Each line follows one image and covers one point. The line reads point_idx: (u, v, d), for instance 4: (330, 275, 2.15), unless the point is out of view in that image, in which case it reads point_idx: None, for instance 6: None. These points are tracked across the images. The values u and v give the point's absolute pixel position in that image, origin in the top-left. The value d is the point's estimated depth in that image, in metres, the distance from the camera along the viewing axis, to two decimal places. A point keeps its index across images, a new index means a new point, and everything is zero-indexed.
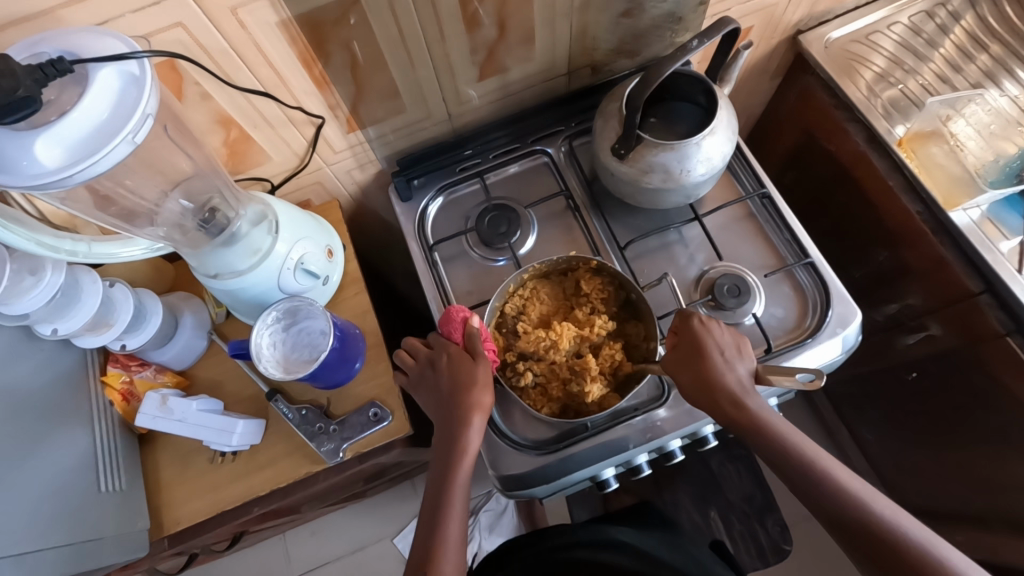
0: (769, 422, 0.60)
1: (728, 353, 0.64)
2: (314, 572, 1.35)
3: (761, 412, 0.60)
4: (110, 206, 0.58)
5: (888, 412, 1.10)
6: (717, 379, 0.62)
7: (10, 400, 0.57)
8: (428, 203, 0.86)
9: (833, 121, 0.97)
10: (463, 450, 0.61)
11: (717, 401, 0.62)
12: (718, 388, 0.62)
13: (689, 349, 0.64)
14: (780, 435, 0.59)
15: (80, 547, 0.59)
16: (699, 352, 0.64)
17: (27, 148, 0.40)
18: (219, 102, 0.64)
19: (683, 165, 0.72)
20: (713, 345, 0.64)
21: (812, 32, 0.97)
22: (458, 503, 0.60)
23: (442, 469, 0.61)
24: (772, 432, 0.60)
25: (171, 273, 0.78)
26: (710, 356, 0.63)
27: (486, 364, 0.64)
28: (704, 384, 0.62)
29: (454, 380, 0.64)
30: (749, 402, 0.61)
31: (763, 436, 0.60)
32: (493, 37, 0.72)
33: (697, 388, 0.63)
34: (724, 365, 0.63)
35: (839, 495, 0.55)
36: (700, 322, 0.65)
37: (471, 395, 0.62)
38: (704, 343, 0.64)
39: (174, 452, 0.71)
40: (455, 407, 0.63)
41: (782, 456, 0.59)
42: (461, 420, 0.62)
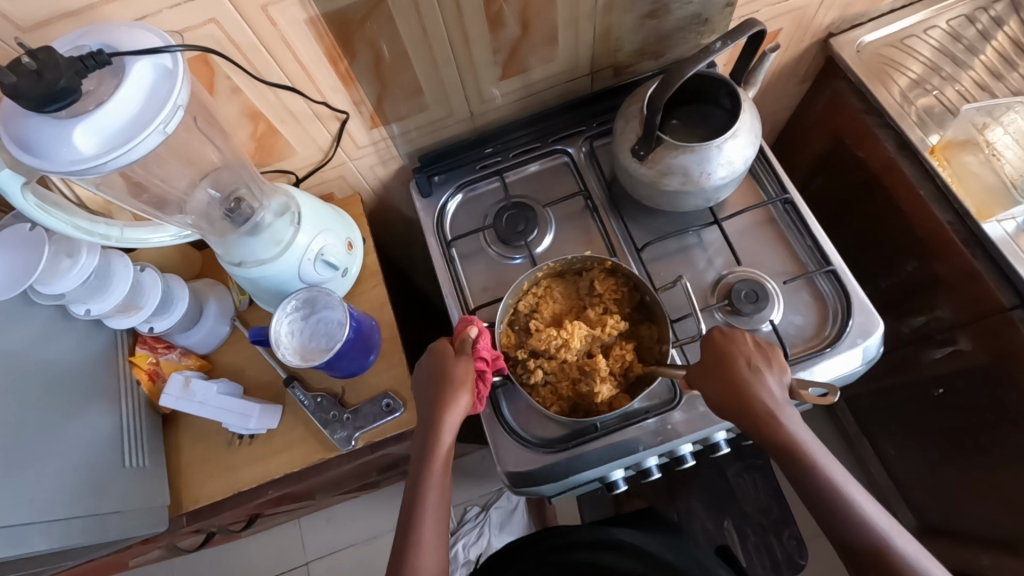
0: (800, 438, 0.59)
1: (761, 363, 0.62)
2: (327, 558, 1.38)
3: (794, 428, 0.59)
4: (142, 193, 0.61)
5: (913, 428, 1.07)
6: (748, 390, 0.60)
7: (45, 375, 0.60)
8: (447, 200, 0.87)
9: (864, 127, 0.95)
10: (434, 449, 0.63)
11: (746, 412, 0.60)
12: (748, 399, 0.60)
13: (719, 358, 0.63)
14: (803, 452, 0.58)
15: (104, 518, 0.61)
16: (729, 362, 0.62)
17: (66, 135, 0.43)
18: (248, 96, 0.66)
19: (703, 167, 0.71)
20: (743, 356, 0.62)
21: (844, 36, 0.95)
22: (431, 503, 0.61)
23: (416, 468, 0.63)
24: (798, 447, 0.59)
25: (199, 261, 0.81)
26: (741, 366, 0.62)
27: (466, 362, 0.64)
28: (733, 394, 0.61)
29: (433, 378, 0.65)
30: (779, 414, 0.60)
31: (789, 451, 0.59)
32: (516, 36, 0.73)
33: (727, 398, 0.61)
34: (755, 376, 0.61)
35: (855, 521, 0.55)
36: (728, 333, 0.64)
37: (445, 394, 0.63)
38: (733, 353, 0.63)
39: (195, 432, 0.74)
40: (431, 405, 0.64)
41: (804, 474, 0.58)
42: (437, 420, 0.63)
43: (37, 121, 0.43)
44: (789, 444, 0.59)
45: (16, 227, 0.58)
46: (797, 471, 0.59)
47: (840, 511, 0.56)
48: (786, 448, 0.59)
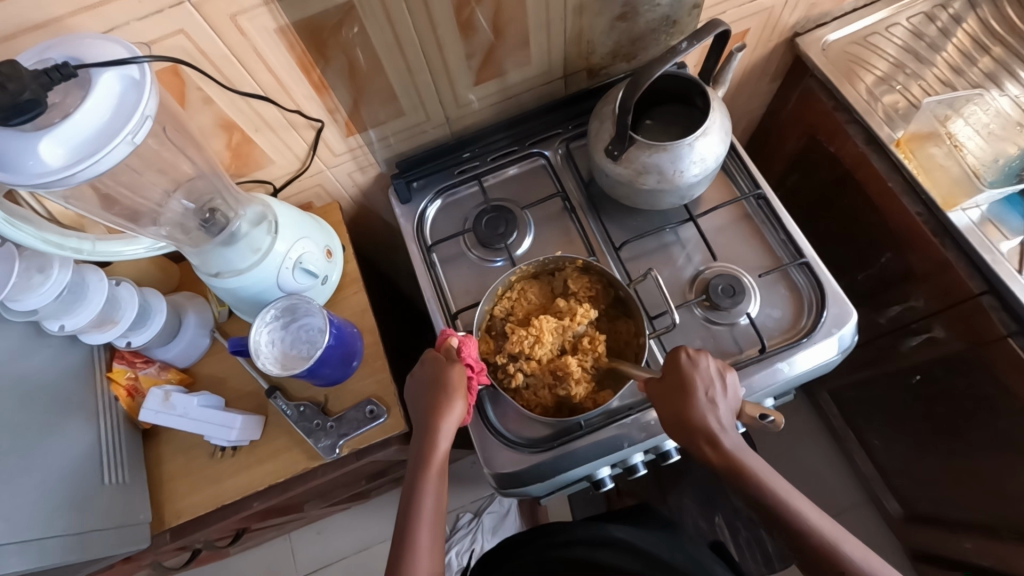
0: (744, 461, 0.60)
1: (712, 388, 0.62)
2: (319, 572, 1.36)
3: (739, 453, 0.60)
4: (114, 206, 0.60)
5: (894, 416, 1.09)
6: (696, 418, 0.61)
7: (18, 393, 0.59)
8: (427, 205, 0.87)
9: (834, 123, 0.97)
10: (432, 455, 0.63)
11: (693, 437, 0.61)
12: (696, 426, 0.61)
13: (672, 384, 0.62)
14: (749, 467, 0.59)
15: (83, 537, 0.60)
16: (681, 388, 0.62)
17: (33, 148, 0.42)
18: (221, 106, 0.66)
19: (676, 165, 0.72)
20: (696, 382, 0.62)
21: (810, 35, 0.97)
22: (428, 508, 0.61)
23: (412, 474, 0.63)
24: (744, 468, 0.60)
25: (177, 273, 0.80)
26: (692, 393, 0.62)
27: (459, 367, 0.65)
28: (682, 420, 0.61)
29: (427, 385, 0.65)
30: (725, 439, 0.61)
31: (735, 471, 0.60)
32: (488, 41, 0.74)
33: (675, 423, 0.62)
34: (705, 402, 0.61)
35: (802, 530, 0.56)
36: (683, 357, 0.63)
37: (440, 400, 0.63)
38: (686, 380, 0.62)
39: (177, 447, 0.73)
40: (426, 412, 0.64)
41: (750, 491, 0.59)
42: (433, 425, 0.63)
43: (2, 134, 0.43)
44: (735, 463, 0.60)
45: None
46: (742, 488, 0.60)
47: (787, 523, 0.57)
48: (731, 469, 0.60)
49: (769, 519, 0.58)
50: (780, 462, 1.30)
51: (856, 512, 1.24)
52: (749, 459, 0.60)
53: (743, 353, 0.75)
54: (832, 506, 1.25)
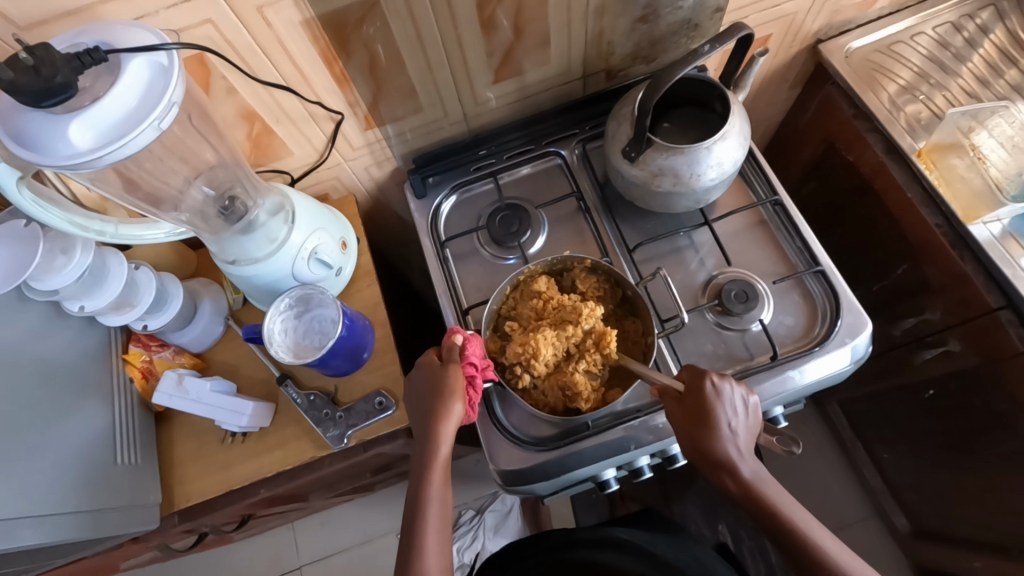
0: (762, 490, 0.61)
1: (736, 412, 0.63)
2: (321, 562, 1.38)
3: (758, 482, 0.61)
4: (137, 190, 0.61)
5: (904, 430, 1.07)
6: (719, 441, 0.61)
7: (38, 370, 0.61)
8: (442, 200, 0.87)
9: (853, 131, 0.96)
10: (433, 459, 0.62)
11: (715, 458, 0.62)
12: (717, 448, 0.61)
13: (698, 405, 0.62)
14: (766, 491, 0.61)
15: (95, 515, 0.61)
16: (708, 411, 0.62)
17: (63, 131, 0.43)
18: (244, 96, 0.67)
19: (693, 169, 0.72)
20: (722, 406, 0.62)
21: (832, 42, 0.96)
22: (433, 511, 0.61)
23: (415, 479, 0.63)
24: (763, 493, 0.61)
25: (194, 260, 0.82)
26: (717, 416, 0.62)
27: (456, 370, 0.64)
28: (704, 441, 0.62)
29: (426, 389, 0.65)
30: (743, 462, 0.62)
31: (754, 494, 0.61)
32: (509, 39, 0.74)
33: (697, 443, 0.62)
34: (730, 426, 0.62)
35: (816, 560, 0.56)
36: (711, 378, 0.63)
37: (437, 404, 0.63)
38: (712, 403, 0.62)
39: (188, 431, 0.74)
40: (426, 417, 0.64)
41: (766, 516, 0.60)
42: (433, 430, 0.63)
43: (33, 115, 0.44)
44: (754, 487, 0.61)
45: (11, 223, 0.59)
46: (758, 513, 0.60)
47: (803, 551, 0.57)
48: (748, 493, 0.61)
49: (783, 545, 0.59)
50: (786, 472, 1.29)
51: (862, 526, 1.22)
52: (766, 483, 0.61)
53: (755, 359, 0.74)
54: (838, 518, 1.24)
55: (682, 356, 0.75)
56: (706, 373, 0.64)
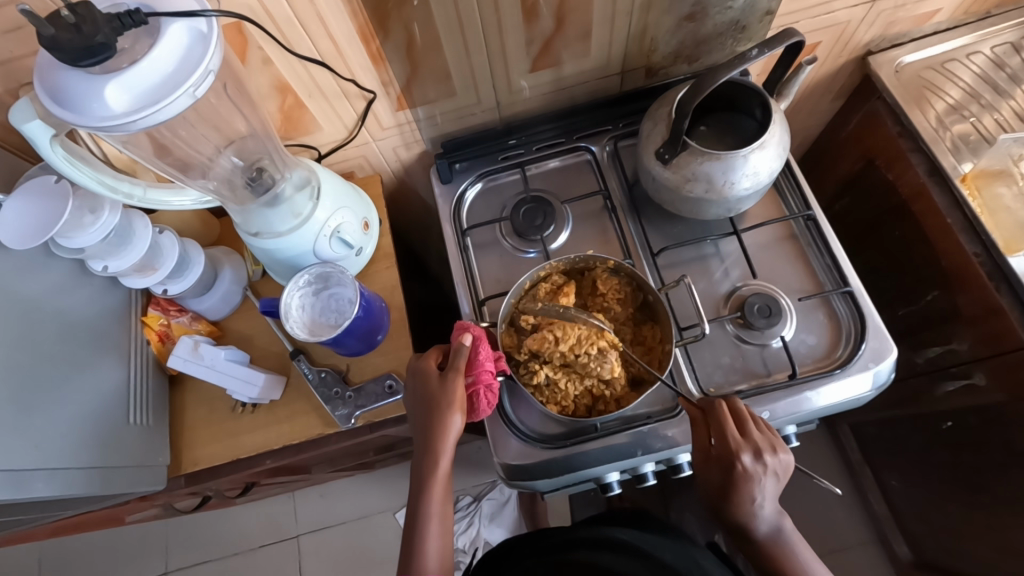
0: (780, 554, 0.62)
1: (769, 485, 0.61)
2: (318, 534, 1.40)
3: (778, 546, 0.62)
4: (167, 154, 0.61)
5: (916, 460, 1.05)
6: (747, 514, 0.61)
7: (60, 326, 0.61)
8: (467, 188, 0.87)
9: (896, 149, 0.93)
10: (433, 473, 0.62)
11: (740, 522, 0.62)
12: (741, 517, 0.61)
13: (726, 481, 0.61)
14: (791, 548, 0.62)
15: (106, 472, 0.62)
16: (738, 488, 0.60)
17: (99, 90, 0.43)
18: (279, 68, 0.66)
19: (728, 176, 0.70)
20: (755, 484, 0.60)
21: (883, 54, 0.93)
22: (433, 527, 0.61)
23: (414, 492, 0.62)
24: (788, 555, 0.62)
25: (217, 228, 0.82)
26: (746, 494, 0.60)
27: (457, 383, 0.62)
28: (730, 508, 0.61)
29: (423, 401, 0.63)
30: (769, 524, 0.62)
31: (779, 553, 0.62)
32: (550, 29, 0.72)
33: (721, 505, 0.62)
34: (759, 499, 0.61)
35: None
36: (746, 453, 0.60)
37: (436, 419, 0.62)
38: (744, 483, 0.60)
39: (200, 396, 0.75)
40: (425, 431, 0.62)
41: None
42: (435, 447, 0.62)
43: (71, 73, 0.44)
44: (780, 545, 0.62)
45: (41, 179, 0.59)
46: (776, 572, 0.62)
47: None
48: (772, 554, 0.62)
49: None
50: (790, 490, 1.28)
51: (862, 549, 1.21)
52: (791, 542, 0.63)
53: (772, 376, 0.73)
54: (839, 539, 1.22)
55: (698, 366, 0.74)
56: (740, 448, 0.60)
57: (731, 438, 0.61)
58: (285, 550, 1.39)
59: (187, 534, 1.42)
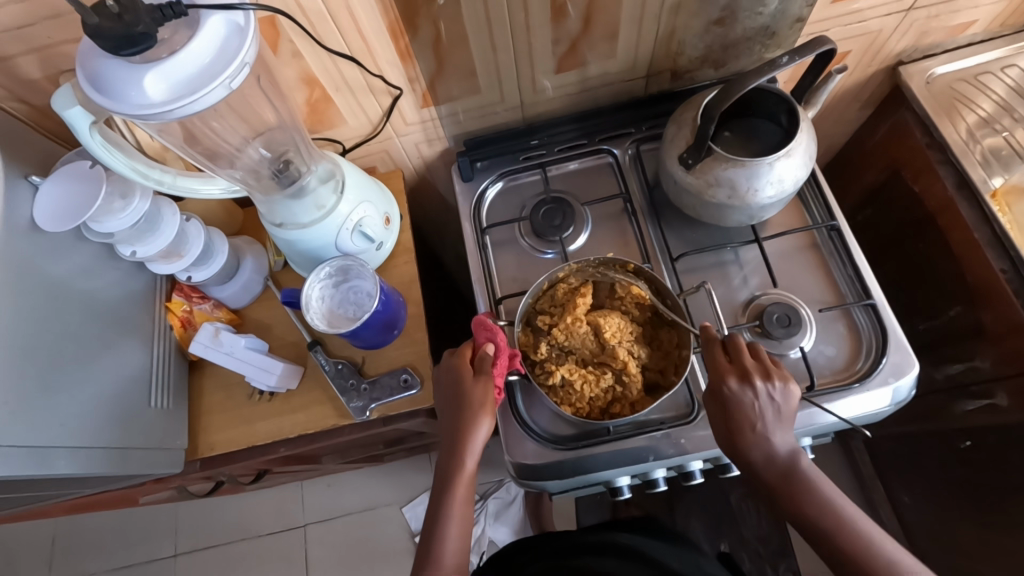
0: (802, 497, 0.57)
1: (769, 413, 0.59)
2: (325, 523, 1.41)
3: (797, 487, 0.58)
4: (197, 144, 0.62)
5: (930, 477, 1.03)
6: (750, 447, 0.59)
7: (89, 307, 0.63)
8: (487, 186, 0.87)
9: (923, 161, 0.91)
10: (458, 472, 0.62)
11: (755, 461, 0.60)
12: (749, 453, 0.59)
13: (727, 411, 0.60)
14: (812, 488, 0.57)
15: (126, 453, 0.64)
16: (739, 416, 0.59)
17: (138, 80, 0.44)
18: (308, 61, 0.67)
19: (752, 183, 0.70)
20: (754, 411, 0.59)
21: (915, 64, 0.91)
22: (453, 525, 0.61)
23: (438, 489, 0.63)
24: (810, 495, 0.57)
25: (241, 217, 0.83)
26: (741, 422, 0.59)
27: (484, 385, 0.64)
28: (739, 440, 0.60)
29: (454, 399, 0.65)
30: (783, 461, 0.59)
31: (801, 493, 0.58)
32: (578, 30, 0.73)
33: (732, 438, 0.60)
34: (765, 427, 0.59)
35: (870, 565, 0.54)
36: (736, 379, 0.60)
37: (466, 418, 0.63)
38: (737, 408, 0.59)
39: (218, 383, 0.76)
40: (453, 430, 0.64)
41: (809, 521, 0.57)
42: (461, 447, 0.62)
43: (111, 62, 0.44)
44: (798, 484, 0.58)
45: (77, 163, 0.60)
46: (801, 514, 0.57)
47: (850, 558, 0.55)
48: (793, 494, 0.58)
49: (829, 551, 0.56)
50: None
51: None
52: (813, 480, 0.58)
53: None
54: None
55: None
56: (726, 373, 0.60)
57: (717, 365, 0.62)
58: (292, 537, 1.41)
59: (196, 517, 1.45)
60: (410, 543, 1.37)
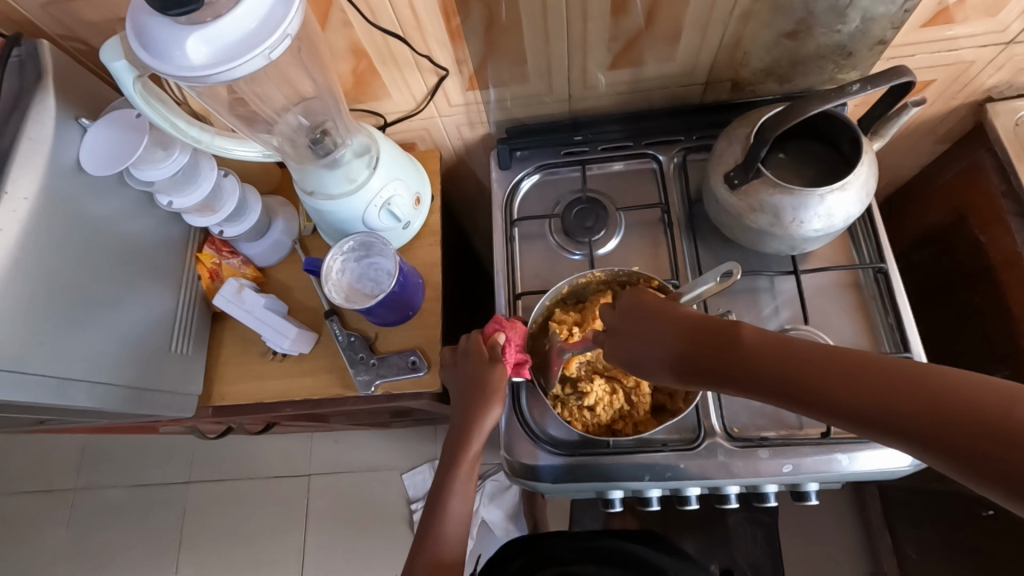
0: (794, 359, 0.43)
1: (735, 333, 0.46)
2: (327, 476, 1.46)
3: (772, 350, 0.44)
4: (237, 108, 0.64)
5: (943, 539, 0.99)
6: (683, 345, 0.49)
7: (124, 248, 0.65)
8: (523, 177, 0.85)
9: (994, 210, 0.84)
10: (464, 452, 0.63)
11: (790, 400, 0.43)
12: (695, 354, 0.48)
13: (706, 362, 0.47)
14: (785, 349, 0.43)
15: (140, 392, 0.66)
16: (714, 359, 0.46)
17: (181, 41, 0.44)
18: (357, 33, 0.67)
19: (798, 214, 0.66)
20: (714, 341, 0.47)
21: (1004, 102, 0.83)
22: (453, 504, 0.61)
23: (443, 467, 0.63)
24: (862, 391, 0.39)
25: (278, 178, 0.85)
26: (644, 325, 0.52)
27: (500, 369, 0.65)
28: (754, 382, 0.44)
29: (467, 380, 0.66)
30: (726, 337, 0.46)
31: (858, 392, 0.39)
32: (639, 27, 0.69)
33: (716, 375, 0.46)
34: (748, 353, 0.45)
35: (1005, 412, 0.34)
36: (670, 320, 0.51)
37: (479, 400, 0.64)
38: (622, 321, 0.55)
39: (237, 337, 0.79)
40: (463, 409, 0.65)
41: (822, 382, 0.41)
42: (470, 427, 0.63)
43: (159, 20, 0.45)
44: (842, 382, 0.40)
45: (124, 111, 0.62)
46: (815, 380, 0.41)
47: (993, 431, 0.34)
48: (852, 402, 0.39)
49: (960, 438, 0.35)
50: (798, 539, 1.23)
51: None
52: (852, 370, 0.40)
53: (802, 430, 0.69)
54: None
55: (725, 404, 0.71)
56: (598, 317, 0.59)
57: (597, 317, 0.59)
58: (296, 484, 1.47)
59: (211, 451, 1.52)
60: (405, 510, 1.41)
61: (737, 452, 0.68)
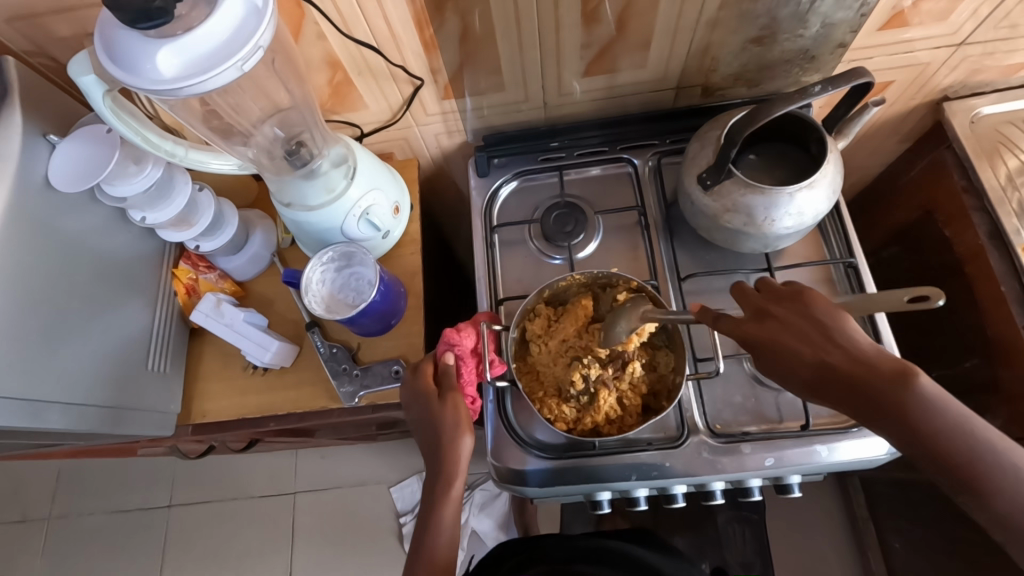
0: (934, 417, 0.47)
1: (905, 382, 0.47)
2: (314, 494, 1.44)
3: (925, 405, 0.47)
4: (211, 120, 0.63)
5: (924, 527, 1.01)
6: (841, 366, 0.49)
7: (96, 267, 0.64)
8: (501, 184, 0.86)
9: (956, 205, 0.87)
10: (444, 491, 0.62)
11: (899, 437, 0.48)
12: (845, 381, 0.49)
13: (852, 388, 0.49)
14: (941, 406, 0.47)
15: (117, 412, 0.65)
16: (866, 390, 0.48)
17: (152, 54, 0.44)
18: (332, 45, 0.67)
19: (769, 213, 0.68)
20: (877, 376, 0.48)
21: (960, 101, 0.86)
22: (441, 545, 0.61)
23: (423, 510, 0.63)
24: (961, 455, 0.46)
25: (255, 191, 0.84)
26: (805, 338, 0.51)
27: (454, 397, 0.64)
28: (879, 416, 0.48)
29: (426, 416, 0.65)
30: (891, 375, 0.48)
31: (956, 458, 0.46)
32: (611, 34, 0.71)
33: (854, 397, 0.49)
34: (901, 397, 0.47)
35: None
36: (839, 339, 0.50)
37: (443, 436, 0.63)
38: (782, 320, 0.53)
39: (216, 352, 0.77)
40: (432, 448, 0.64)
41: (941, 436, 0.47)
42: (444, 463, 0.63)
43: (129, 34, 0.45)
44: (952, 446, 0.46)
45: (94, 125, 0.61)
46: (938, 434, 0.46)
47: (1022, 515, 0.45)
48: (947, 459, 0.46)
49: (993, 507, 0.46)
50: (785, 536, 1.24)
51: None
52: (950, 439, 0.46)
53: (783, 424, 0.70)
54: None
55: (708, 401, 0.72)
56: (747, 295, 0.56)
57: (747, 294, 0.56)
58: (282, 503, 1.44)
59: (193, 473, 1.48)
60: (394, 524, 1.39)
61: (721, 449, 0.69)
